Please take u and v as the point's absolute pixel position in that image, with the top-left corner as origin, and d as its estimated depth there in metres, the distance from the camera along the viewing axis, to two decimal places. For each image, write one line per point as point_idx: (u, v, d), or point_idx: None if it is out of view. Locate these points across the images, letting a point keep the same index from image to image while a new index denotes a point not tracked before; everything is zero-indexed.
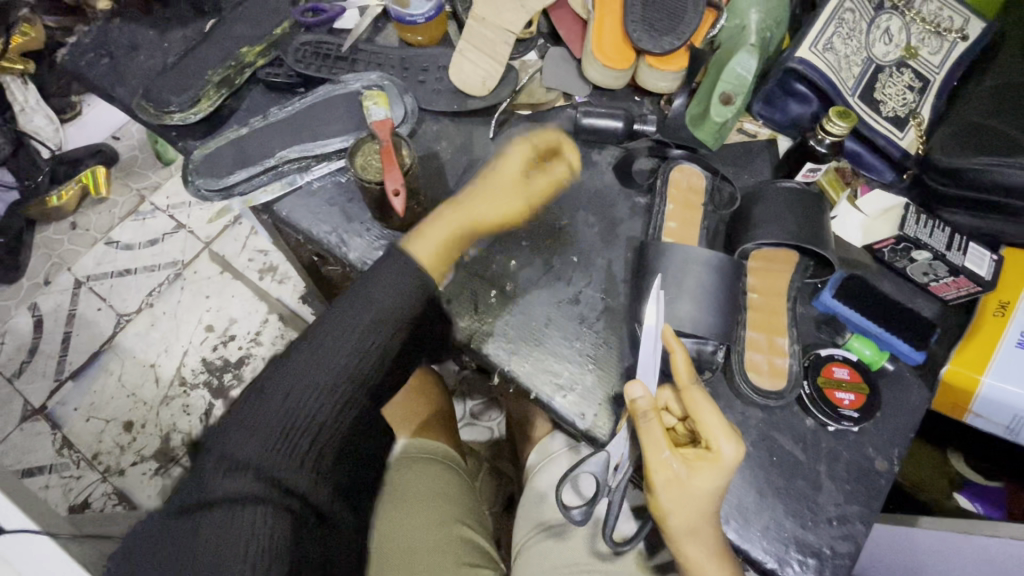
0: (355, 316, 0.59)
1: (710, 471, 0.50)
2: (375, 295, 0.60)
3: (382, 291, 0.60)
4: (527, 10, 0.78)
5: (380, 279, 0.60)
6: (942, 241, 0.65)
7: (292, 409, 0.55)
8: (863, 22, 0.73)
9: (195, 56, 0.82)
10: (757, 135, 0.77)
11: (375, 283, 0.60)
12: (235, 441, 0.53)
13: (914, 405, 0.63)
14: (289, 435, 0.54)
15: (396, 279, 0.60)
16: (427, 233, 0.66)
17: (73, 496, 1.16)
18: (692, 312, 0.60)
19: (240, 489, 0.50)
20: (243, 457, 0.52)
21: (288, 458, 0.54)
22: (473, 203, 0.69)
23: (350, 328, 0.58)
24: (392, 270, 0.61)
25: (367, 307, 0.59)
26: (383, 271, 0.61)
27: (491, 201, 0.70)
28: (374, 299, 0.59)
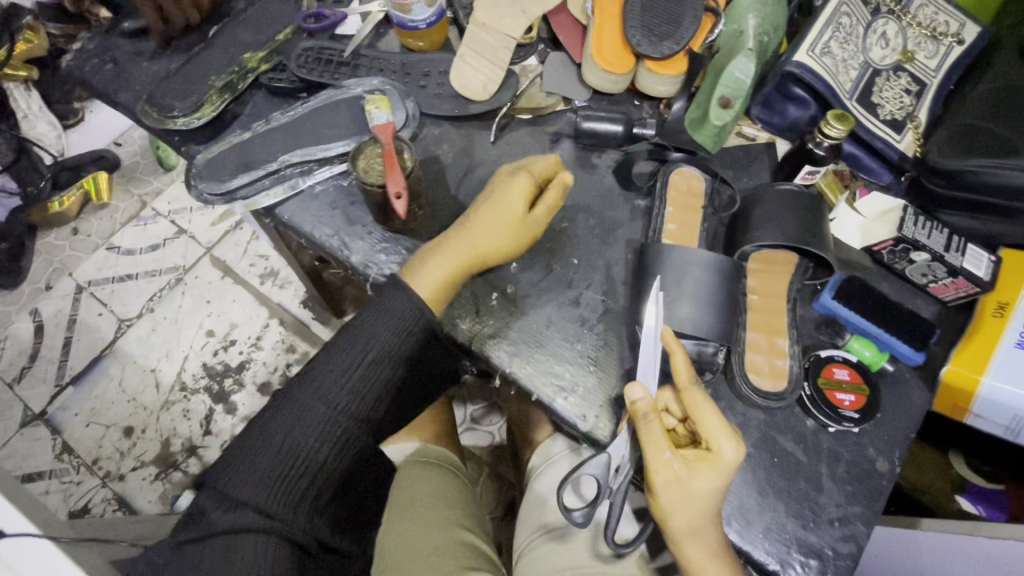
0: (354, 353, 0.59)
1: (711, 472, 0.51)
2: (374, 330, 0.60)
3: (381, 326, 0.60)
4: (527, 16, 0.79)
5: (379, 315, 0.61)
6: (940, 242, 0.65)
7: (292, 446, 0.55)
8: (860, 26, 0.74)
9: (199, 62, 0.83)
10: (756, 138, 0.77)
11: (372, 318, 0.61)
12: (234, 479, 0.53)
13: (914, 405, 0.63)
14: (290, 473, 0.54)
15: (398, 315, 0.61)
16: (426, 270, 0.63)
17: (73, 501, 1.16)
18: (693, 313, 0.61)
19: (241, 524, 0.51)
20: (243, 495, 0.52)
21: (289, 495, 0.54)
22: (476, 239, 0.64)
23: (349, 364, 0.59)
24: (390, 304, 0.61)
25: (366, 343, 0.59)
26: (382, 306, 0.61)
27: (496, 239, 0.65)
28: (375, 336, 0.60)
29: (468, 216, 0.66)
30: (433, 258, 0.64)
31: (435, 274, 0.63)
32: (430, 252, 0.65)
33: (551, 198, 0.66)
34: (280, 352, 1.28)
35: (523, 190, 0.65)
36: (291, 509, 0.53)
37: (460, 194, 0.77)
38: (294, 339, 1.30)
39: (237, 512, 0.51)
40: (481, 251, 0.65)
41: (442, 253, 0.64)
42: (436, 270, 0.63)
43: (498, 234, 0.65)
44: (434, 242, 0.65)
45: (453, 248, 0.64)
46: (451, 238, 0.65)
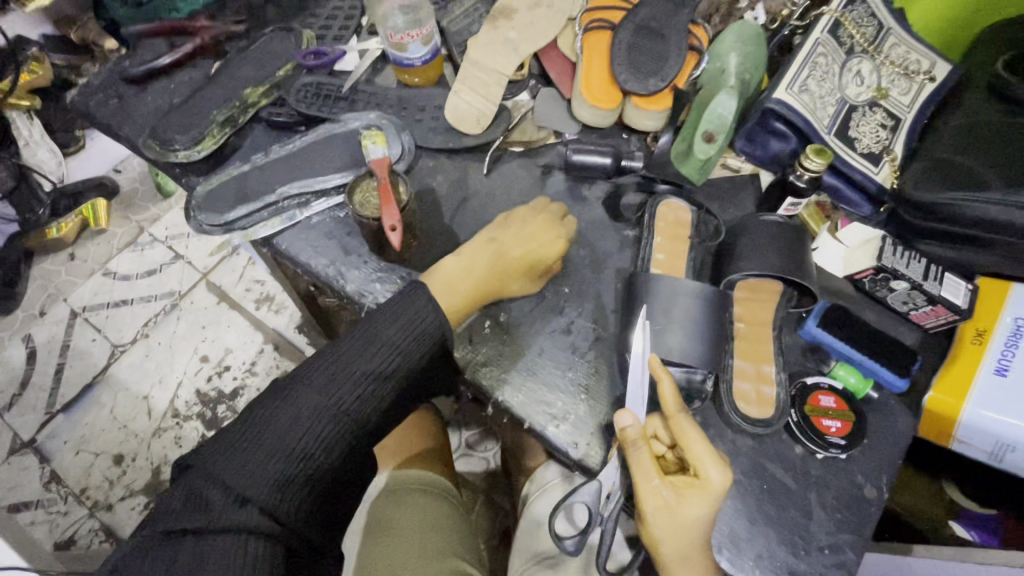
0: (369, 357, 0.58)
1: (700, 499, 0.51)
2: (390, 335, 0.59)
3: (398, 333, 0.60)
4: (519, 54, 0.82)
5: (397, 319, 0.60)
6: (919, 271, 0.67)
7: (299, 446, 0.53)
8: (836, 65, 0.78)
9: (201, 97, 0.86)
10: (740, 170, 0.80)
11: (390, 322, 0.60)
12: (235, 469, 0.51)
13: (901, 431, 0.64)
14: (294, 473, 0.53)
15: (416, 322, 0.60)
16: (453, 284, 0.65)
17: (59, 532, 1.14)
18: (682, 341, 0.62)
19: (238, 518, 0.49)
20: (246, 490, 0.50)
21: (288, 494, 0.52)
22: (508, 268, 0.67)
23: (364, 369, 0.58)
24: (408, 309, 0.61)
25: (383, 349, 0.59)
26: (398, 309, 0.61)
27: (525, 278, 0.69)
28: (393, 341, 0.59)
29: (502, 244, 0.68)
30: (463, 276, 0.66)
31: (462, 292, 0.65)
32: (462, 267, 0.66)
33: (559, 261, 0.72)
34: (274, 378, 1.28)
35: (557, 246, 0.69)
36: (289, 508, 0.52)
37: (454, 224, 0.79)
38: (289, 364, 1.30)
39: (237, 508, 0.49)
40: (505, 280, 0.68)
41: (473, 272, 0.66)
42: (465, 289, 0.66)
43: (528, 272, 0.69)
44: (466, 257, 0.67)
45: (483, 270, 0.67)
46: (485, 259, 0.67)
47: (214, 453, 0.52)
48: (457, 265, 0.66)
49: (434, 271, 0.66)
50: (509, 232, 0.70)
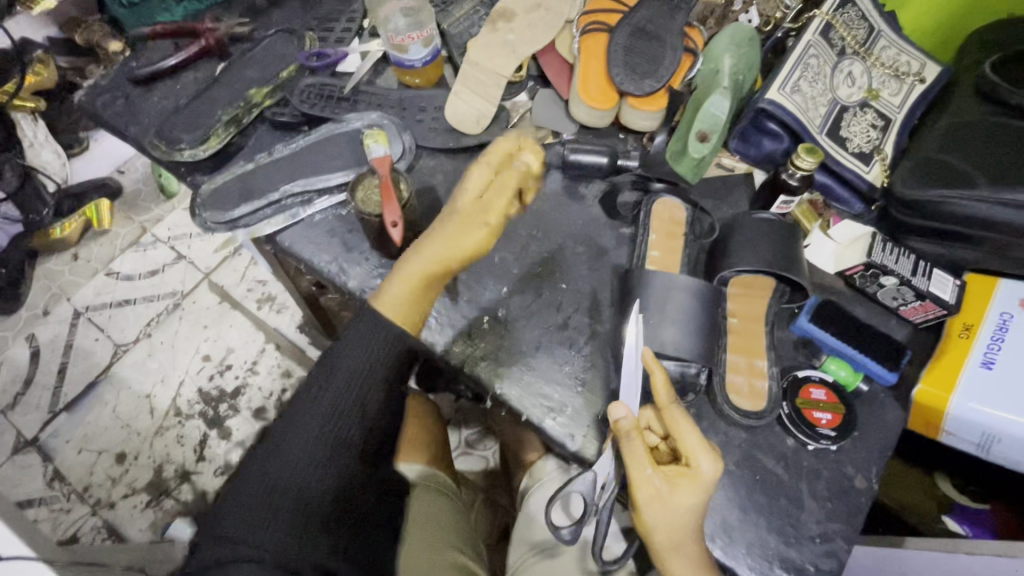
0: (338, 384, 0.61)
1: (691, 489, 0.52)
2: (351, 359, 0.62)
3: (351, 353, 0.63)
4: (517, 56, 0.84)
5: (356, 344, 0.62)
6: (907, 266, 0.69)
7: (290, 484, 0.58)
8: (827, 66, 0.80)
9: (206, 98, 0.88)
10: (734, 169, 0.82)
11: (348, 347, 0.62)
12: (229, 517, 0.55)
13: (890, 423, 0.66)
14: (293, 509, 0.56)
15: (365, 337, 0.63)
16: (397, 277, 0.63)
17: (62, 529, 1.16)
18: (675, 335, 0.64)
19: (232, 555, 0.53)
20: (250, 536, 0.54)
21: (278, 526, 0.55)
22: (440, 230, 0.62)
23: (335, 397, 0.61)
24: (365, 333, 0.62)
25: (349, 374, 0.62)
26: (357, 334, 0.62)
27: (470, 236, 0.61)
28: (349, 362, 0.62)
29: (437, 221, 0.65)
30: (411, 290, 0.62)
31: (412, 311, 0.64)
32: (408, 282, 0.62)
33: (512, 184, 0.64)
34: (276, 377, 1.30)
35: (477, 175, 0.64)
36: (280, 538, 0.54)
37: None
38: (290, 363, 1.31)
39: (230, 548, 0.53)
40: (452, 256, 0.62)
41: (421, 282, 0.62)
42: (414, 305, 0.63)
43: (470, 230, 0.61)
44: (409, 262, 0.62)
45: (431, 275, 0.62)
46: (429, 248, 0.62)
47: (218, 510, 0.57)
48: (403, 283, 0.62)
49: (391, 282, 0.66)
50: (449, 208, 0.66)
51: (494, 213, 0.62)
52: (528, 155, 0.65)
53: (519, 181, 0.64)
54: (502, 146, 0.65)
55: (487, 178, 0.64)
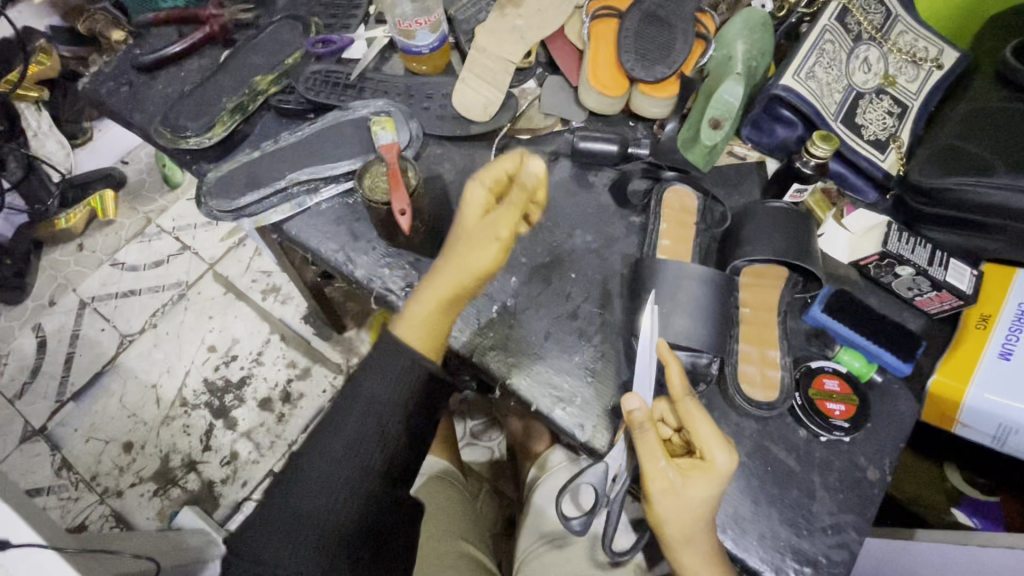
0: (361, 416, 0.58)
1: (705, 481, 0.52)
2: (377, 393, 0.58)
3: (380, 383, 0.58)
4: (526, 42, 0.82)
5: (379, 375, 0.59)
6: (924, 256, 0.67)
7: (314, 514, 0.56)
8: (843, 52, 0.78)
9: (211, 85, 0.86)
10: (746, 158, 0.80)
11: (375, 380, 0.59)
12: (258, 539, 0.56)
13: (903, 415, 0.65)
14: (318, 538, 0.55)
15: (391, 366, 0.59)
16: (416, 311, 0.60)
17: (71, 517, 1.17)
18: (687, 325, 0.63)
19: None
20: (277, 559, 0.54)
21: (305, 552, 0.55)
22: (452, 258, 0.58)
23: (358, 428, 0.58)
24: (388, 363, 0.59)
25: (371, 407, 0.58)
26: (381, 365, 0.59)
27: (481, 254, 0.56)
28: (375, 392, 0.58)
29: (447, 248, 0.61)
30: (433, 313, 0.59)
31: (434, 333, 0.60)
32: (430, 306, 0.59)
33: (515, 200, 0.55)
34: (282, 367, 1.30)
35: (476, 200, 0.59)
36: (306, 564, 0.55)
37: None
38: (296, 354, 1.31)
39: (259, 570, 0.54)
40: (465, 277, 0.58)
41: (442, 306, 0.59)
42: (437, 327, 0.60)
43: (480, 248, 0.56)
44: (431, 285, 0.59)
45: (451, 298, 0.59)
46: (447, 271, 0.58)
47: (249, 526, 0.57)
48: (426, 306, 0.59)
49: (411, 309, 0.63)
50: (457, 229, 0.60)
51: (502, 228, 0.56)
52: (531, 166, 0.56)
53: (523, 196, 0.55)
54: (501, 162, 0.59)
55: (483, 197, 0.58)
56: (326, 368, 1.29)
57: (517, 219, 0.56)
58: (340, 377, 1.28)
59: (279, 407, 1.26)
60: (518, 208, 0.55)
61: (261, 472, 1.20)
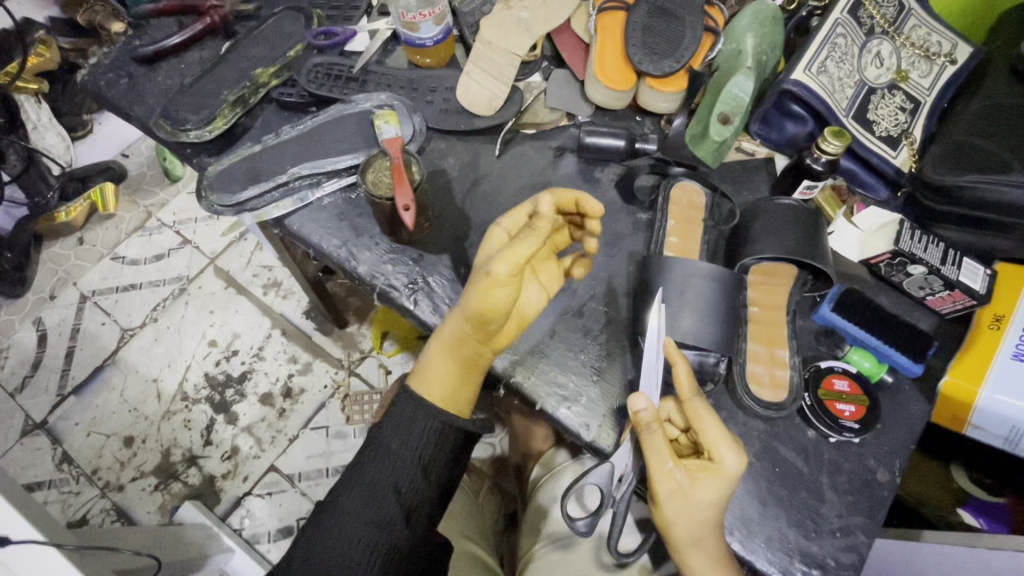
0: (380, 473, 0.57)
1: (713, 484, 0.51)
2: (397, 446, 0.58)
3: (399, 439, 0.58)
4: (532, 34, 0.81)
5: (400, 430, 0.58)
6: (937, 255, 0.66)
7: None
8: (855, 46, 0.76)
9: (212, 77, 0.85)
10: (755, 154, 0.79)
11: (394, 434, 0.58)
12: None
13: (913, 415, 0.64)
14: None
15: (411, 422, 0.59)
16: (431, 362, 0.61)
17: (72, 511, 1.16)
18: (695, 324, 0.62)
19: None
20: None
21: None
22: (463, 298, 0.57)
23: (377, 485, 0.57)
24: (407, 418, 0.59)
25: (391, 462, 0.57)
26: (397, 421, 0.59)
27: (478, 293, 0.54)
28: (394, 447, 0.58)
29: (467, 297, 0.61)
30: (442, 360, 0.61)
31: (439, 380, 0.61)
32: (439, 353, 0.61)
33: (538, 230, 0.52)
34: (283, 362, 1.29)
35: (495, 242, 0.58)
36: None
37: (466, 207, 0.78)
38: (297, 348, 1.30)
39: None
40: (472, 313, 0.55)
41: (450, 352, 0.60)
42: (448, 373, 0.61)
43: (476, 286, 0.54)
44: (440, 332, 0.61)
45: (457, 343, 0.60)
46: (453, 317, 0.59)
47: None
48: (435, 354, 0.61)
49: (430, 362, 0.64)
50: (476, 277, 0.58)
51: (497, 263, 0.51)
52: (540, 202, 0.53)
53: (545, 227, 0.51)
54: (523, 206, 0.58)
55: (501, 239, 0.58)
56: (326, 363, 1.28)
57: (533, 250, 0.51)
58: (341, 373, 1.28)
59: (280, 403, 1.25)
60: (538, 237, 0.51)
61: (262, 467, 1.20)
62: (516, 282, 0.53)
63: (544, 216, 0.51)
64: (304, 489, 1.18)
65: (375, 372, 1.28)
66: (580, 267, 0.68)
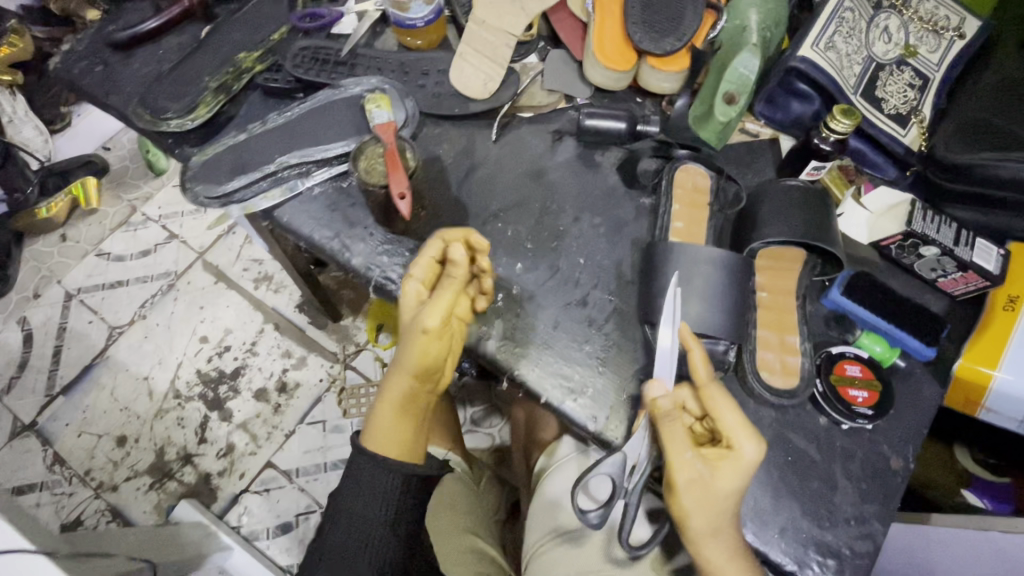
0: (348, 538, 0.59)
1: (733, 471, 0.50)
2: (360, 506, 0.60)
3: (363, 500, 0.60)
4: (527, 12, 0.78)
5: (360, 490, 0.60)
6: (949, 236, 0.64)
7: None
8: (862, 21, 0.74)
9: (193, 62, 0.81)
10: (759, 135, 0.76)
11: (356, 495, 0.60)
12: None
13: (925, 399, 0.63)
14: None
15: (369, 482, 0.60)
16: (380, 428, 0.61)
17: (65, 513, 1.14)
18: (702, 311, 0.60)
19: None
20: None
21: None
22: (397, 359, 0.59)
23: (349, 545, 0.59)
24: (366, 478, 0.60)
25: (356, 526, 0.59)
26: (359, 488, 0.60)
27: (417, 348, 0.57)
28: (358, 510, 0.60)
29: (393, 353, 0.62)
30: (396, 420, 0.61)
31: (401, 438, 0.62)
32: (390, 416, 0.61)
33: (449, 283, 0.57)
34: (276, 357, 1.26)
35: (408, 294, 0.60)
36: None
37: (463, 194, 0.75)
38: (291, 344, 1.27)
39: None
40: (413, 369, 0.58)
41: (402, 411, 0.61)
42: (402, 430, 0.62)
43: (413, 345, 0.57)
44: (384, 396, 0.61)
45: (407, 400, 0.61)
46: (393, 378, 0.60)
47: None
48: (384, 417, 0.61)
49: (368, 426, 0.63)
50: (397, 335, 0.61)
51: (428, 320, 0.56)
52: (450, 250, 0.57)
53: (459, 277, 0.58)
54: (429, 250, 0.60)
55: (419, 290, 0.60)
56: (321, 357, 1.26)
57: (451, 299, 0.57)
58: (336, 366, 1.25)
59: (275, 399, 1.22)
60: (454, 288, 0.57)
61: (259, 464, 1.17)
62: (446, 331, 0.58)
63: (459, 264, 0.57)
64: (303, 485, 1.16)
65: (370, 365, 1.26)
66: (483, 299, 0.64)
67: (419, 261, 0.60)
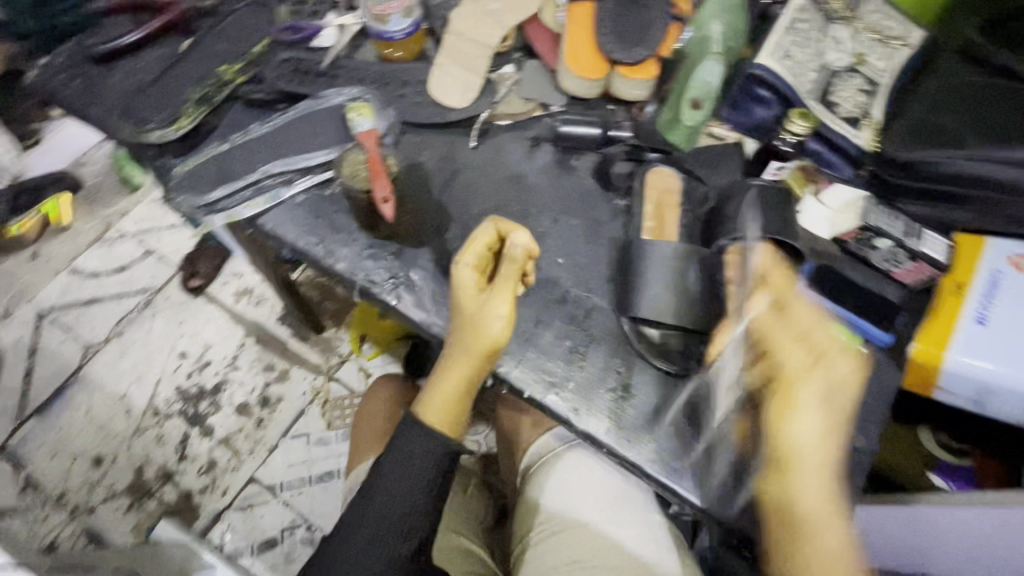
0: (385, 501, 0.60)
1: (848, 374, 0.54)
2: (399, 473, 0.60)
3: (403, 469, 0.60)
4: (502, 25, 0.82)
5: (403, 457, 0.61)
6: (901, 228, 0.69)
7: None
8: (816, 31, 0.81)
9: (174, 74, 0.82)
10: (725, 138, 0.80)
11: (398, 461, 0.61)
12: None
13: (885, 382, 0.67)
14: None
15: (413, 451, 0.60)
16: (437, 402, 0.62)
17: (40, 538, 1.11)
18: (671, 304, 0.66)
19: None
20: None
21: None
22: (460, 342, 0.61)
23: (385, 508, 0.60)
24: (411, 445, 0.61)
25: (396, 489, 0.60)
26: (405, 450, 0.61)
27: (485, 332, 0.60)
28: (398, 476, 0.60)
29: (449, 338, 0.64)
30: (457, 400, 0.62)
31: (459, 420, 0.63)
32: (449, 395, 0.62)
33: (514, 270, 0.61)
34: (258, 371, 1.25)
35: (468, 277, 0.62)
36: None
37: (445, 199, 0.77)
38: (273, 357, 1.27)
39: None
40: (476, 355, 0.61)
41: (460, 392, 0.62)
42: (457, 408, 0.63)
43: (479, 330, 0.60)
44: (445, 376, 0.62)
45: (470, 383, 0.62)
46: (455, 362, 0.62)
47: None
48: (442, 394, 0.62)
49: (424, 400, 0.63)
50: (455, 322, 0.63)
51: (500, 307, 0.60)
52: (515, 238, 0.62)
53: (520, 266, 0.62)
54: (486, 233, 0.63)
55: (477, 275, 0.62)
56: (304, 369, 1.26)
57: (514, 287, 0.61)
58: (320, 378, 1.25)
59: (257, 413, 1.22)
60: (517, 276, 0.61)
61: (242, 479, 1.17)
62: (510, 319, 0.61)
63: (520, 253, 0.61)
64: (288, 499, 1.15)
65: (355, 377, 1.25)
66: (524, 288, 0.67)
67: (475, 245, 0.63)
